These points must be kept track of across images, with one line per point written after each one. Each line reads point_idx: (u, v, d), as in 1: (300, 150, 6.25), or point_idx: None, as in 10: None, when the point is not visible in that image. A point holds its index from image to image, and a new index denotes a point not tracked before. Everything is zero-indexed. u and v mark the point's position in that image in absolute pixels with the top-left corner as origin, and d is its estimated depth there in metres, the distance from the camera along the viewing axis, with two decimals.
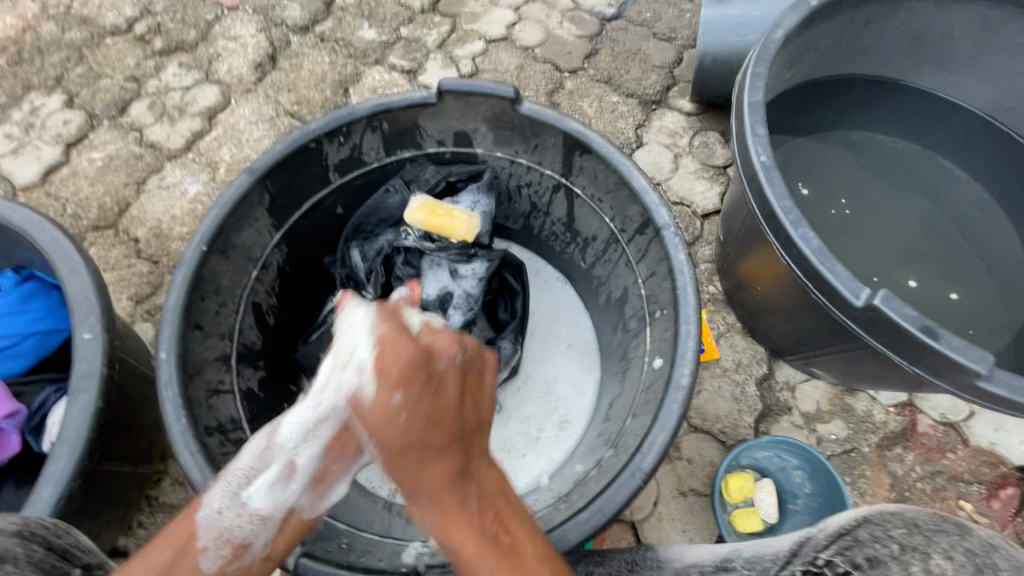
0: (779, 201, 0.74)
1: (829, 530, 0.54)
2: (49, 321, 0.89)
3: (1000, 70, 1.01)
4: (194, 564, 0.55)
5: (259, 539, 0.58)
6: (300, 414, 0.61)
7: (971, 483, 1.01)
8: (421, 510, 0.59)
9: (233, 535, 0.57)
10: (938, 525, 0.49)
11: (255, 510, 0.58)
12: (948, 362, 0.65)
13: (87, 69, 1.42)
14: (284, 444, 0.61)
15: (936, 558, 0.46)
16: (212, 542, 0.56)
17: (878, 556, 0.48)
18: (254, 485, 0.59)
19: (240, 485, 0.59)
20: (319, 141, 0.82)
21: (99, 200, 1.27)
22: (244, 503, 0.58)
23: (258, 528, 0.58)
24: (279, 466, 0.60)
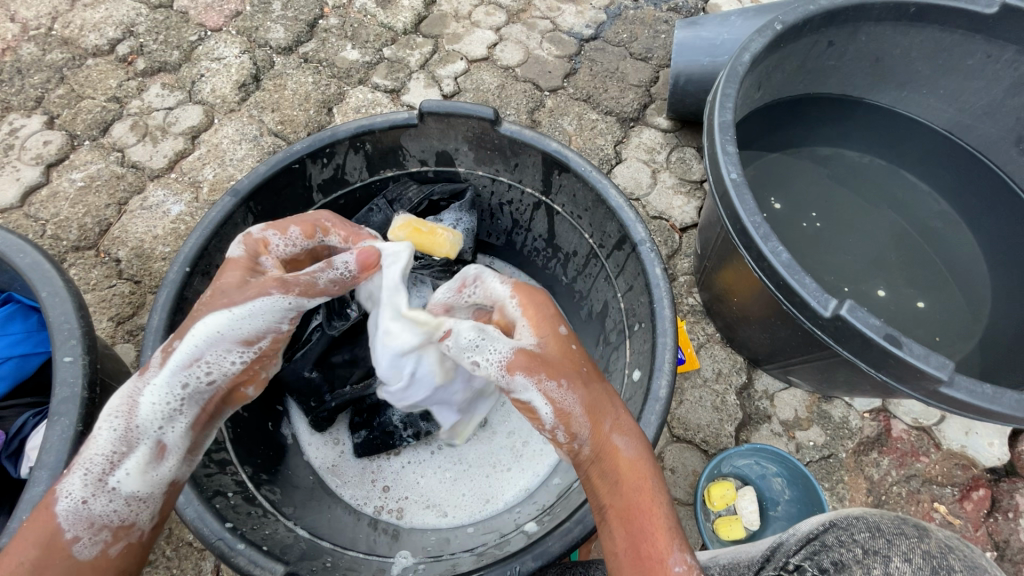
0: (750, 217, 0.77)
1: (799, 536, 0.55)
2: (26, 344, 0.88)
3: (958, 88, 1.06)
4: (67, 554, 0.53)
5: (141, 518, 0.57)
6: (152, 395, 0.58)
7: (944, 486, 1.04)
8: (620, 439, 0.59)
9: (108, 520, 0.55)
10: (899, 528, 0.52)
11: (128, 491, 0.56)
12: (912, 369, 0.67)
13: (67, 90, 1.42)
14: (144, 425, 0.57)
15: (895, 560, 0.48)
16: (84, 531, 0.54)
17: (844, 560, 0.50)
18: (121, 470, 0.56)
19: (103, 473, 0.55)
20: (302, 162, 0.84)
21: (80, 220, 1.27)
22: (115, 489, 0.55)
23: (136, 507, 0.57)
24: (145, 447, 0.58)
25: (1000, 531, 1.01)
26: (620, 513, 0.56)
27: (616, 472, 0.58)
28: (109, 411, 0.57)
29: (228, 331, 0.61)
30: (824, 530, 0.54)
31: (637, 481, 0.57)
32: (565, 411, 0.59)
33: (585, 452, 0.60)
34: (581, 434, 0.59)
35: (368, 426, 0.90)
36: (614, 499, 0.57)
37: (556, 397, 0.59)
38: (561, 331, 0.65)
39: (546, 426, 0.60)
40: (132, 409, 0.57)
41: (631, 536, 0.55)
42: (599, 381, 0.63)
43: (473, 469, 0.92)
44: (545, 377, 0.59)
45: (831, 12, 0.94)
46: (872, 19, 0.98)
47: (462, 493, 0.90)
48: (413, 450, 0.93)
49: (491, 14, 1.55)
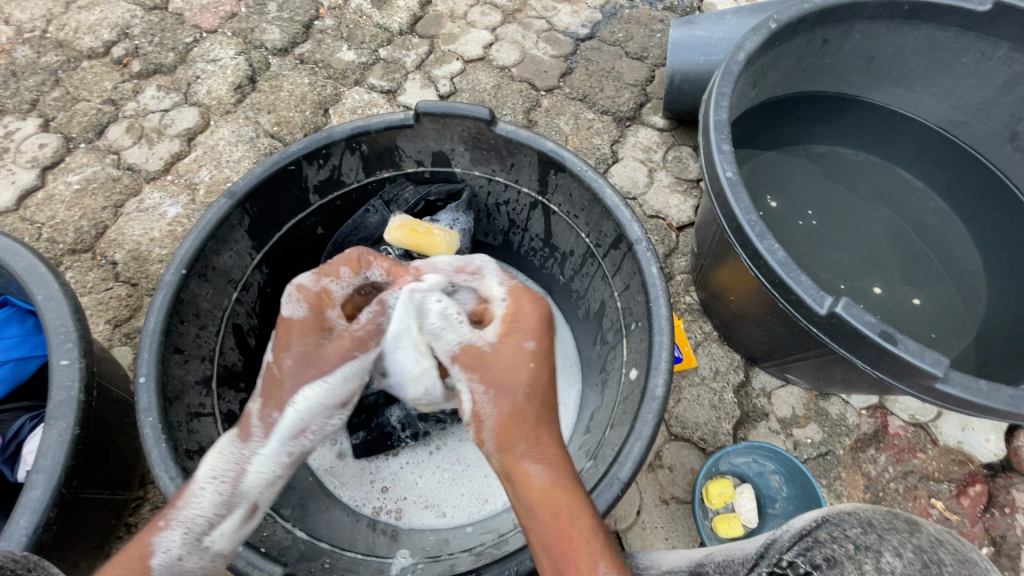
0: (745, 216, 0.77)
1: (791, 533, 0.54)
2: (23, 347, 0.88)
3: (952, 86, 1.06)
4: None
5: (217, 574, 0.61)
6: (260, 463, 0.63)
7: (941, 482, 1.04)
8: (531, 462, 0.61)
9: None
10: (889, 523, 0.51)
11: (217, 551, 0.60)
12: (907, 365, 0.68)
13: (63, 92, 1.42)
14: (247, 491, 0.63)
15: (887, 555, 0.47)
16: None
17: (836, 556, 0.48)
18: (217, 530, 0.60)
19: (201, 533, 0.59)
20: (298, 163, 0.84)
21: (76, 223, 1.27)
22: (208, 547, 0.59)
23: (214, 565, 0.60)
24: (241, 509, 0.62)
25: (996, 526, 1.01)
26: (539, 539, 0.57)
27: (527, 496, 0.59)
28: (216, 474, 0.62)
29: (325, 401, 0.66)
30: (816, 528, 0.53)
31: (552, 509, 0.58)
32: (480, 415, 0.64)
33: (499, 467, 0.62)
34: (489, 443, 0.63)
35: (366, 427, 0.91)
36: (533, 524, 0.58)
37: (477, 399, 0.64)
38: (526, 346, 0.64)
39: (463, 420, 0.66)
40: (242, 475, 0.63)
41: (547, 559, 0.57)
42: (540, 404, 0.64)
43: (471, 470, 0.92)
44: (475, 378, 0.64)
45: (824, 10, 0.94)
46: (866, 17, 0.98)
47: (460, 494, 0.90)
48: (411, 451, 0.94)
49: (487, 15, 1.55)
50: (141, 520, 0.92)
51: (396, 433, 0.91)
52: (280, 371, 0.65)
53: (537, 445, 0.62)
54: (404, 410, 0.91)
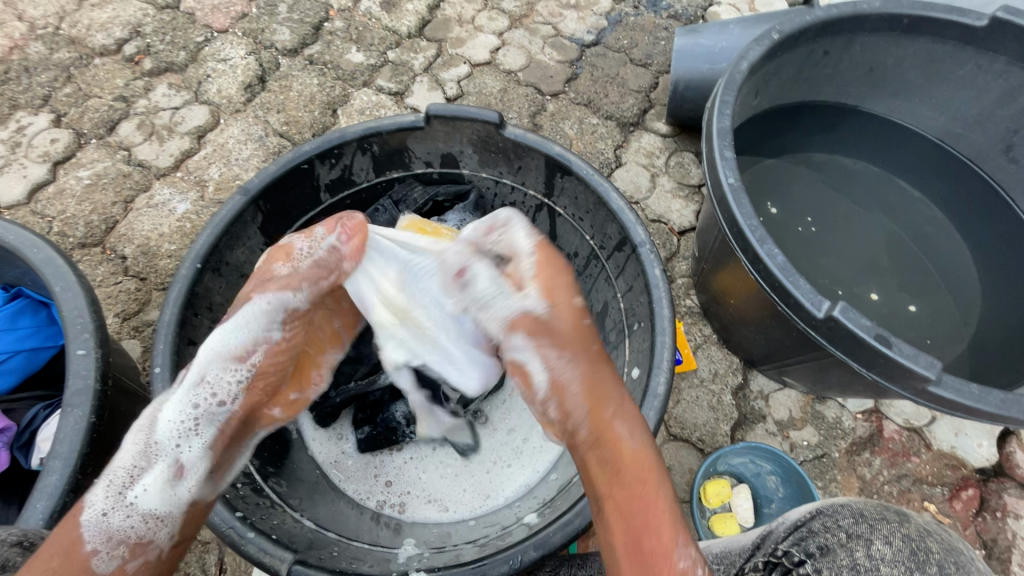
0: (747, 221, 0.79)
1: (788, 524, 0.62)
2: (37, 338, 0.90)
3: (950, 98, 1.08)
4: (86, 567, 0.52)
5: (160, 536, 0.57)
6: (170, 413, 0.61)
7: (934, 485, 1.06)
8: (626, 426, 0.59)
9: (126, 535, 0.55)
10: (882, 514, 0.58)
11: (146, 508, 0.57)
12: (902, 368, 0.69)
13: (75, 89, 1.44)
14: (163, 441, 0.60)
15: (876, 542, 0.55)
16: (102, 544, 0.53)
17: (829, 545, 0.56)
18: (140, 484, 0.58)
19: (123, 486, 0.57)
20: (311, 163, 0.86)
21: (87, 218, 1.28)
22: (132, 504, 0.56)
23: (155, 524, 0.57)
24: (164, 464, 0.59)
25: (988, 529, 1.03)
26: (618, 506, 0.55)
27: (615, 460, 0.58)
28: (136, 427, 0.61)
29: (221, 350, 0.65)
30: (811, 518, 0.61)
31: (637, 472, 0.56)
32: (561, 384, 0.63)
33: (581, 435, 0.61)
34: (578, 413, 0.61)
35: (371, 422, 0.93)
36: (612, 489, 0.57)
37: (551, 366, 0.63)
38: (575, 302, 0.67)
39: (539, 397, 0.64)
40: (154, 423, 0.61)
41: (631, 532, 0.54)
42: (604, 362, 0.64)
43: (474, 465, 0.94)
44: (544, 345, 0.64)
45: (825, 23, 0.97)
46: (866, 29, 1.01)
47: (463, 489, 0.91)
48: (415, 445, 0.95)
49: (494, 19, 1.57)
50: None
51: (402, 427, 0.93)
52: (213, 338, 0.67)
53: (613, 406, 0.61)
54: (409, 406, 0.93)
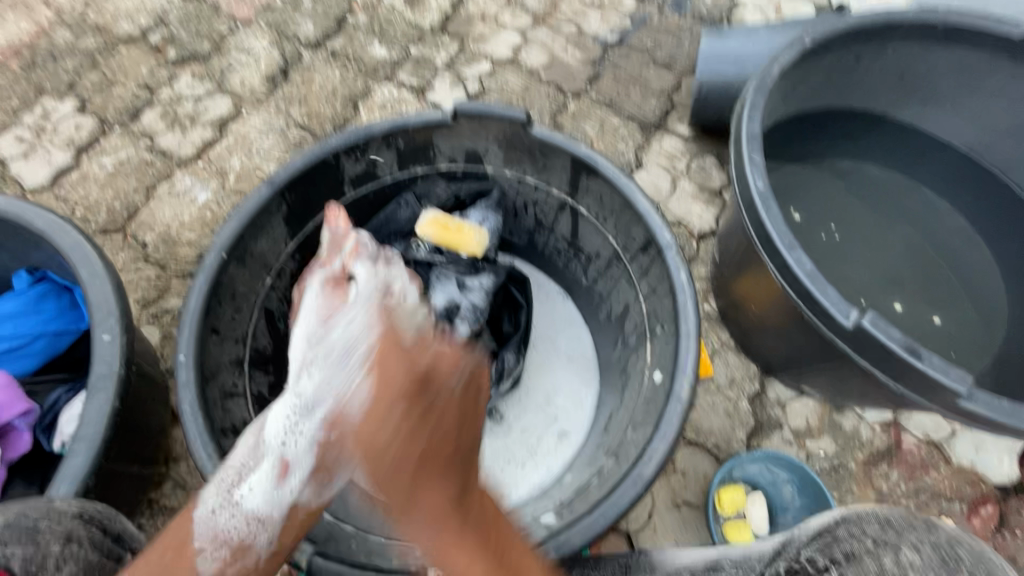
0: (775, 226, 0.78)
1: (810, 531, 0.61)
2: (58, 322, 0.90)
3: (981, 107, 1.07)
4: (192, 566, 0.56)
5: (259, 540, 0.59)
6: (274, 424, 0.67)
7: (952, 500, 1.05)
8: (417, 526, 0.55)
9: (229, 537, 0.58)
10: (907, 521, 0.58)
11: (249, 510, 0.60)
12: (930, 380, 0.68)
13: (100, 75, 1.45)
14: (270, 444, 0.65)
15: (905, 550, 0.54)
16: (208, 542, 0.58)
17: (855, 552, 0.55)
18: (245, 485, 0.61)
19: (230, 485, 0.62)
20: (337, 156, 0.86)
21: (109, 204, 1.29)
22: (237, 504, 0.60)
23: (253, 530, 0.59)
24: (271, 464, 0.63)
25: (1006, 547, 1.02)
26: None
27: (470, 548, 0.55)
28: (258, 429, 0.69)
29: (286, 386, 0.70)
30: (834, 525, 0.60)
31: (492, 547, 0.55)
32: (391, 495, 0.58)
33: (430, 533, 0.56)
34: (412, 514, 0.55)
35: None
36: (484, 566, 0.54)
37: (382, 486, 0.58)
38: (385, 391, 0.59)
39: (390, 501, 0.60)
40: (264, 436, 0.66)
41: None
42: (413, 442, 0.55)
43: (488, 463, 0.94)
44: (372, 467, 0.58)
45: (857, 28, 0.96)
46: (900, 35, 1.00)
47: None
48: None
49: (518, 17, 1.57)
50: (163, 496, 0.94)
51: None
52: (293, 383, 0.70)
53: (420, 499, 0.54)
54: None
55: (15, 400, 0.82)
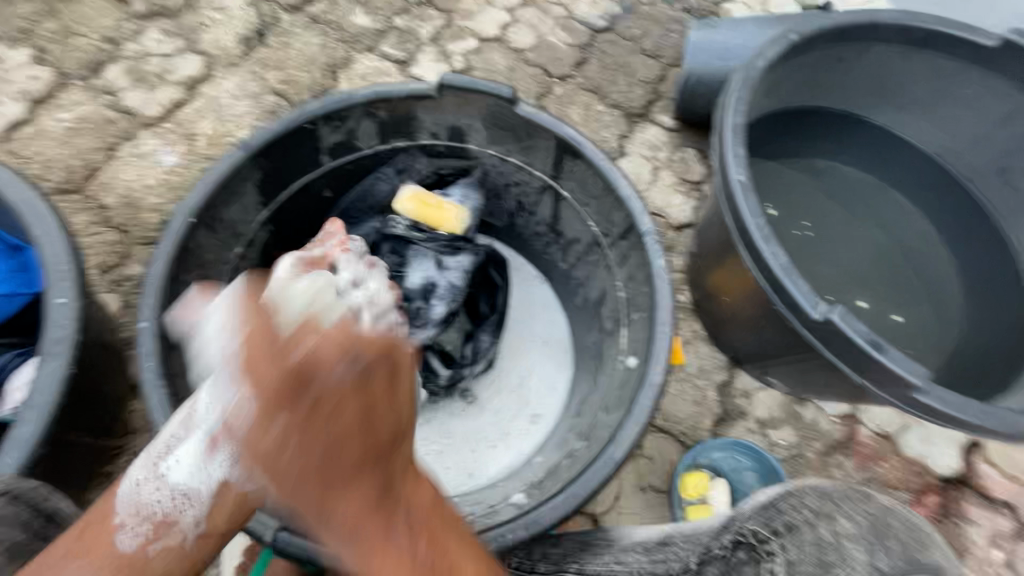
0: (753, 218, 0.79)
1: (756, 503, 0.67)
2: (8, 284, 0.85)
3: (952, 116, 1.10)
4: (111, 544, 0.51)
5: (185, 517, 0.53)
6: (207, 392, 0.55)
7: (899, 490, 1.11)
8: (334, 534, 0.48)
9: (153, 511, 0.52)
10: (844, 493, 0.64)
11: (176, 482, 0.53)
12: (888, 373, 0.71)
13: (59, 24, 1.36)
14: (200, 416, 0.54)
15: (837, 516, 0.60)
16: (130, 518, 0.52)
17: (795, 523, 0.62)
18: (173, 456, 0.53)
19: (159, 457, 0.54)
20: (314, 123, 0.83)
21: (66, 162, 1.22)
22: (162, 476, 0.53)
23: (179, 505, 0.53)
24: (199, 439, 0.53)
25: (946, 534, 1.08)
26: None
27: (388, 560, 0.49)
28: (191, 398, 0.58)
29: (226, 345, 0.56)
30: (778, 498, 0.66)
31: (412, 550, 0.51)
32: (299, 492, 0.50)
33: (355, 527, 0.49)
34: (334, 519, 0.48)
35: None
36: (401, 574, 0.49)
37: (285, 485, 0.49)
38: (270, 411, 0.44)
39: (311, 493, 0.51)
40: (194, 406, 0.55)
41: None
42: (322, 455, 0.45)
43: (459, 443, 0.94)
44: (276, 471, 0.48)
45: (841, 29, 0.98)
46: (881, 40, 1.02)
47: (447, 466, 0.92)
48: None
49: None
50: (119, 468, 0.91)
51: None
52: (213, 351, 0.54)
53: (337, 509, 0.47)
54: None
55: None
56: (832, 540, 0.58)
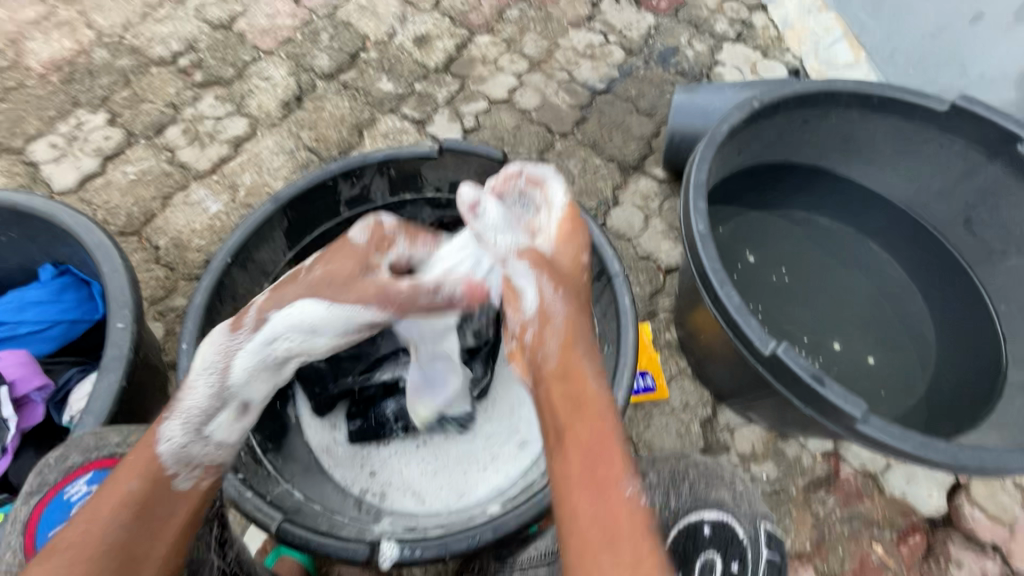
0: (711, 264, 0.89)
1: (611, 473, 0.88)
2: (74, 312, 1.01)
3: (916, 171, 1.20)
4: (172, 487, 0.63)
5: (225, 462, 0.69)
6: (245, 360, 0.72)
7: (883, 529, 1.13)
8: (586, 365, 0.68)
9: (200, 461, 0.66)
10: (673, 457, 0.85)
11: (219, 439, 0.69)
12: (832, 405, 0.79)
13: (131, 93, 1.59)
14: (232, 386, 0.71)
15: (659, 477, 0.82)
16: (182, 468, 0.64)
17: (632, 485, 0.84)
18: (215, 421, 0.69)
19: (199, 423, 0.67)
20: (335, 180, 0.98)
21: (128, 209, 1.42)
22: (210, 436, 0.68)
23: (222, 451, 0.68)
24: (233, 407, 0.71)
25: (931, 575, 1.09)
26: (577, 439, 0.61)
27: (579, 395, 0.65)
28: (206, 366, 0.70)
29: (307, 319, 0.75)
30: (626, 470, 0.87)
31: (597, 409, 0.63)
32: (546, 312, 0.73)
33: (551, 368, 0.68)
34: (550, 343, 0.70)
35: (363, 416, 1.04)
36: (577, 423, 0.62)
37: (546, 296, 0.74)
38: (581, 259, 0.83)
39: (524, 317, 0.74)
40: (228, 369, 0.71)
41: (584, 460, 0.59)
42: (586, 314, 0.76)
43: (451, 465, 1.02)
44: (543, 277, 0.76)
45: (802, 96, 1.10)
46: (841, 104, 1.13)
47: (440, 486, 1.00)
48: (400, 442, 1.05)
49: (515, 62, 1.72)
50: None
51: (390, 423, 1.04)
52: (314, 279, 0.78)
53: (580, 359, 0.68)
54: (399, 403, 1.05)
55: (33, 375, 0.92)
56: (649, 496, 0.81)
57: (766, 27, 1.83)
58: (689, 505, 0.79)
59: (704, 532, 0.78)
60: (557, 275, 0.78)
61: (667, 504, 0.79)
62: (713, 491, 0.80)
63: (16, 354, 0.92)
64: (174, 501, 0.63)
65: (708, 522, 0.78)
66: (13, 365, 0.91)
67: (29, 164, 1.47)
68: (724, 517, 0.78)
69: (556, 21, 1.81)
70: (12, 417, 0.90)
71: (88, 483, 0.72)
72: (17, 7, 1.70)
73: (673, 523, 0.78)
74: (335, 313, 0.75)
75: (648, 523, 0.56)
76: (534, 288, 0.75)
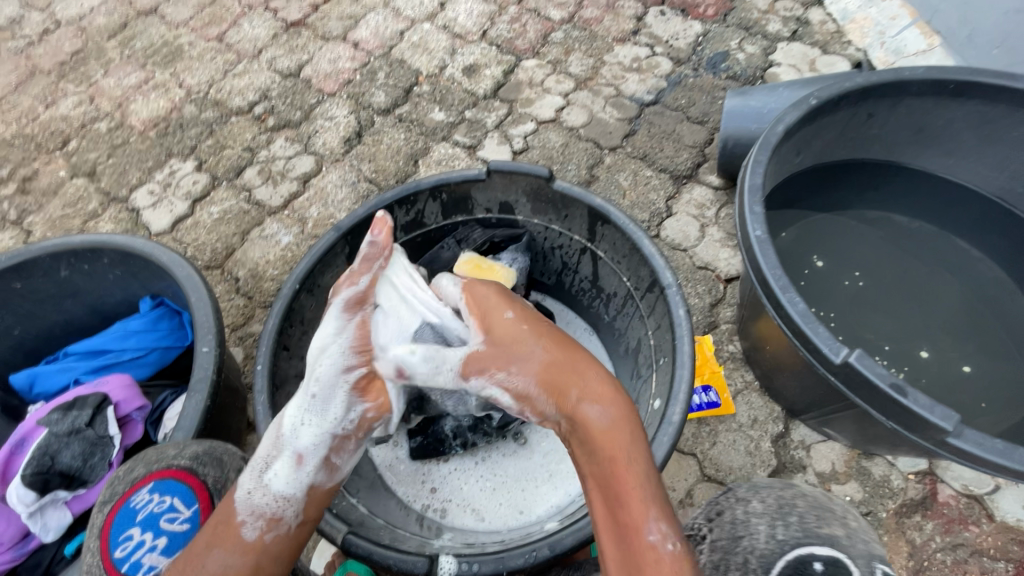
0: (771, 270, 0.85)
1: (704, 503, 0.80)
2: (169, 338, 1.13)
3: (1006, 158, 1.09)
4: (238, 535, 0.67)
5: (288, 514, 0.70)
6: (290, 410, 0.72)
7: (995, 559, 1.00)
8: (591, 411, 0.64)
9: (264, 510, 0.68)
10: (771, 484, 0.76)
11: (278, 490, 0.69)
12: (917, 417, 0.72)
13: (214, 141, 1.77)
14: (284, 436, 0.71)
15: (753, 501, 0.73)
16: (248, 516, 0.68)
17: (721, 509, 0.75)
18: (271, 470, 0.70)
19: (261, 471, 0.70)
20: (390, 207, 1.03)
21: (213, 245, 1.56)
22: (267, 485, 0.69)
23: (283, 503, 0.69)
24: (287, 455, 0.71)
25: None
26: (599, 482, 0.62)
27: (594, 443, 0.63)
28: (271, 424, 0.75)
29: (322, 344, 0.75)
30: (719, 495, 0.78)
31: (610, 450, 0.62)
32: (522, 391, 0.68)
33: (564, 425, 0.67)
34: (548, 408, 0.67)
35: (423, 433, 1.05)
36: (592, 468, 0.63)
37: (510, 381, 0.68)
38: (508, 314, 0.72)
39: (518, 409, 0.69)
40: (280, 421, 0.73)
41: (609, 508, 0.60)
42: (570, 347, 0.69)
43: (510, 481, 1.03)
44: (498, 363, 0.68)
45: (865, 88, 1.03)
46: (912, 94, 1.05)
47: (500, 503, 1.01)
48: (459, 459, 1.06)
49: (562, 82, 1.75)
50: None
51: (448, 441, 1.04)
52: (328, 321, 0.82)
53: (576, 411, 0.65)
54: (456, 420, 1.04)
55: (134, 396, 1.01)
56: (743, 519, 0.71)
57: (823, 21, 1.75)
58: (796, 539, 0.66)
59: (816, 568, 0.64)
60: (512, 348, 0.69)
61: (772, 534, 0.68)
62: (826, 527, 0.68)
63: (120, 378, 1.02)
64: (241, 550, 0.66)
65: (820, 557, 0.64)
66: (118, 388, 1.01)
67: (132, 211, 1.66)
68: (837, 555, 0.64)
69: (600, 38, 1.83)
70: (118, 434, 0.98)
71: (152, 492, 0.74)
72: (122, 75, 1.94)
73: (777, 555, 0.65)
74: (329, 325, 0.75)
75: (682, 556, 0.57)
76: (496, 381, 0.68)
